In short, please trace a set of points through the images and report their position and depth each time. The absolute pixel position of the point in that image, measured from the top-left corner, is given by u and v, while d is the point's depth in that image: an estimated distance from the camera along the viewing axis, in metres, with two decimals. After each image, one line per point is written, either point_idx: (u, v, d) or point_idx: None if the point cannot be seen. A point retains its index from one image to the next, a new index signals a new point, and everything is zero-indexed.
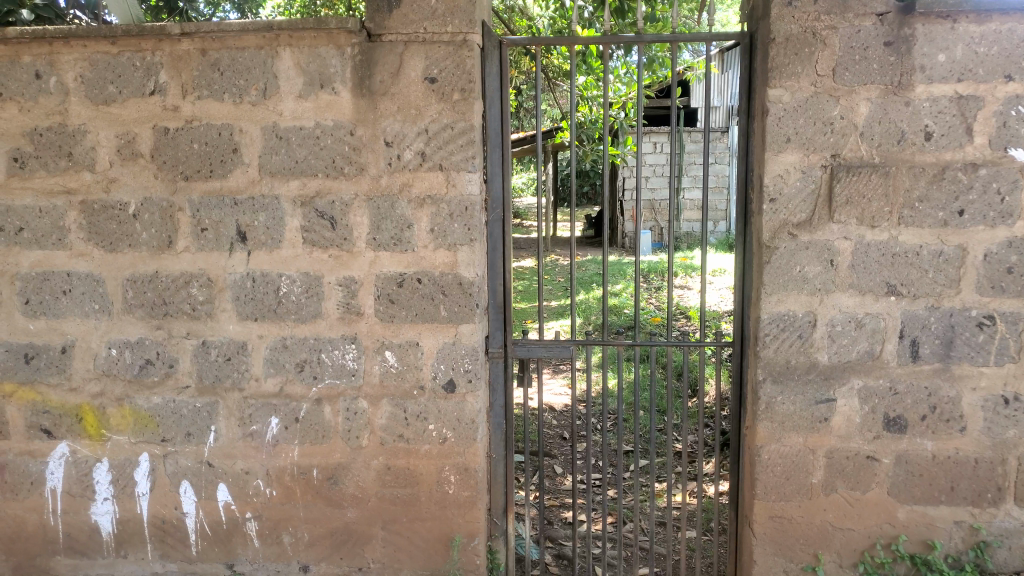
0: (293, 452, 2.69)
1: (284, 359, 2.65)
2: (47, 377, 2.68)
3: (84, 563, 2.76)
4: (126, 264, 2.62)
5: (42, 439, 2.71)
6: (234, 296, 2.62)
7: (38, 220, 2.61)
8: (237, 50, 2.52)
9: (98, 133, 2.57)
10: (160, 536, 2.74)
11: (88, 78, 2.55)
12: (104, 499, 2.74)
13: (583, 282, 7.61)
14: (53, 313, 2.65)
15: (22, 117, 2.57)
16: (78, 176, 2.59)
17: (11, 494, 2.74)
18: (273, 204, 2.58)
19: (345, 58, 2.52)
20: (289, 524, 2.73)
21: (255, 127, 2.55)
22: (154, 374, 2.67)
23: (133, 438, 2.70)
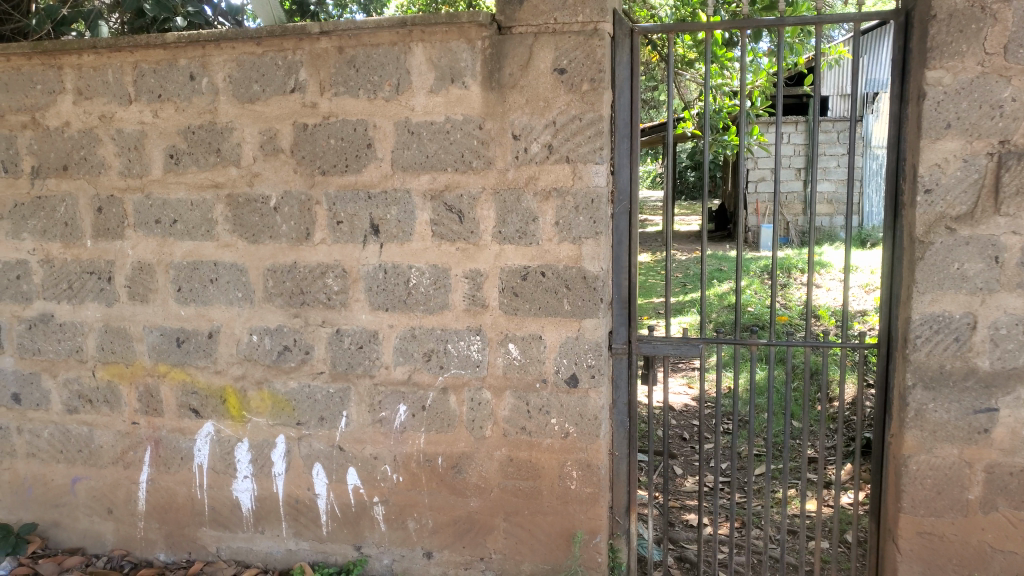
0: (419, 440, 2.74)
1: (413, 349, 2.71)
2: (196, 360, 2.84)
3: (227, 536, 2.93)
4: (267, 254, 2.75)
5: (191, 418, 2.88)
6: (367, 287, 2.70)
7: (189, 213, 2.78)
8: (372, 47, 2.59)
9: (244, 129, 2.71)
10: (294, 515, 2.87)
11: (235, 78, 2.69)
12: (245, 477, 2.88)
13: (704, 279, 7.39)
14: (202, 301, 2.81)
15: (177, 117, 2.74)
16: (226, 171, 2.74)
17: (163, 467, 2.93)
18: (404, 198, 2.64)
19: (476, 52, 2.53)
20: (414, 510, 2.79)
21: (388, 123, 2.62)
22: (291, 360, 2.79)
23: (272, 420, 2.83)
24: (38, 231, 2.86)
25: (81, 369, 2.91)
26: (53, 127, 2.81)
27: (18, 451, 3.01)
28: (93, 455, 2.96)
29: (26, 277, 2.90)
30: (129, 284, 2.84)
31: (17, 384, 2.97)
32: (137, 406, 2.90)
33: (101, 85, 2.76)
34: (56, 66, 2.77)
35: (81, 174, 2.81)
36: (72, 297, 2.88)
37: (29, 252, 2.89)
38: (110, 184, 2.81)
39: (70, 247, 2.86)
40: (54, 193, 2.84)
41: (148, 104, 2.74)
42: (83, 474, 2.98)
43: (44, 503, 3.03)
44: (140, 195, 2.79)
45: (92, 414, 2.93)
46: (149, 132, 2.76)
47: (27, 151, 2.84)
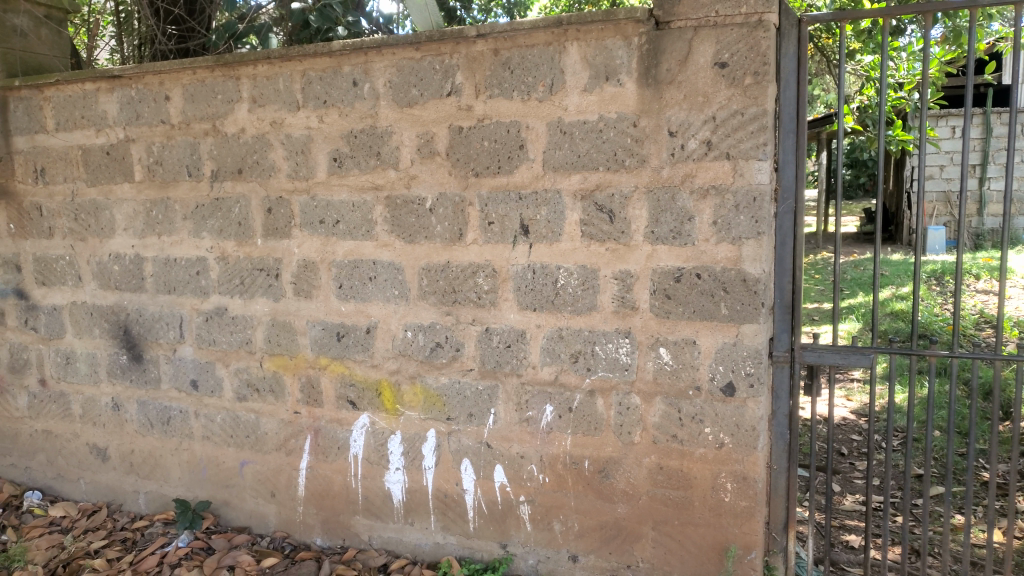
0: (566, 442, 2.73)
1: (560, 349, 2.69)
2: (354, 353, 2.96)
3: (378, 525, 3.03)
4: (422, 254, 2.83)
5: (348, 409, 3.00)
6: (516, 286, 2.72)
7: (350, 214, 2.90)
8: (527, 48, 2.60)
9: (402, 133, 2.79)
10: (442, 508, 2.93)
11: (395, 83, 2.78)
12: (396, 468, 2.97)
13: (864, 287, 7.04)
14: (361, 297, 2.92)
15: (341, 121, 2.86)
16: (385, 174, 2.84)
17: (322, 456, 3.06)
18: (555, 198, 2.63)
19: (632, 49, 2.48)
20: (561, 512, 2.77)
21: (541, 123, 2.62)
22: (443, 356, 2.85)
23: (423, 414, 2.90)
24: (216, 230, 3.07)
25: (251, 360, 3.10)
26: (230, 134, 3.00)
27: (195, 434, 3.23)
28: (259, 441, 3.14)
29: (205, 273, 3.12)
30: (295, 281, 3.00)
31: (195, 371, 3.19)
32: (299, 396, 3.05)
33: (274, 94, 2.92)
34: (235, 77, 2.96)
35: (254, 176, 2.99)
36: (244, 292, 3.07)
37: (208, 249, 3.10)
38: (279, 186, 2.97)
39: (244, 245, 3.05)
40: (231, 195, 3.03)
41: (314, 110, 2.88)
42: (251, 458, 3.16)
43: (217, 483, 3.24)
44: (306, 197, 2.94)
45: (259, 403, 3.11)
46: (315, 137, 2.90)
47: (207, 156, 3.04)
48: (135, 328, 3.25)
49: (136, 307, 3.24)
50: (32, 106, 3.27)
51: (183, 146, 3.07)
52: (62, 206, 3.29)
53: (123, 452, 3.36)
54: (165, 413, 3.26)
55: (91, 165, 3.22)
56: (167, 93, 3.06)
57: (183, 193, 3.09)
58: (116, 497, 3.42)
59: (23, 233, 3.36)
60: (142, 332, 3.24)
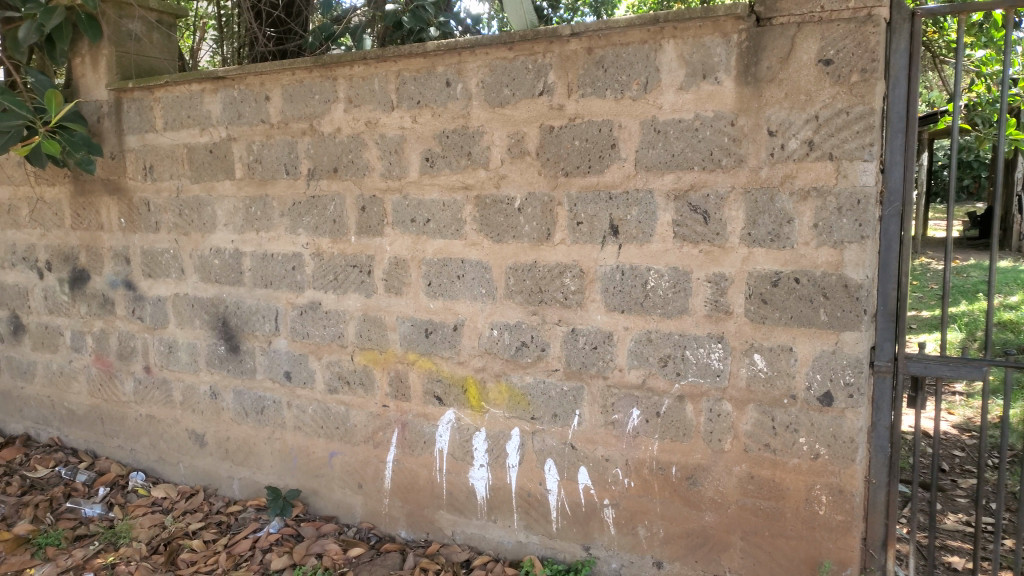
0: (653, 447, 2.69)
1: (649, 353, 2.65)
2: (441, 350, 2.99)
3: (462, 521, 3.06)
4: (510, 253, 2.83)
5: (434, 404, 3.04)
6: (604, 287, 2.69)
7: (441, 213, 2.93)
8: (622, 46, 2.56)
9: (493, 133, 2.80)
10: (525, 508, 2.93)
11: (488, 83, 2.79)
12: (480, 465, 2.98)
13: (968, 296, 6.71)
14: (449, 295, 2.95)
15: (434, 121, 2.89)
16: (475, 173, 2.85)
17: (408, 449, 3.11)
18: (646, 198, 2.59)
19: (731, 46, 2.41)
20: (646, 518, 2.74)
21: (634, 122, 2.58)
22: (528, 356, 2.84)
23: (508, 413, 2.91)
24: (311, 227, 3.16)
25: (342, 353, 3.18)
26: (326, 133, 3.08)
27: (287, 424, 3.34)
28: (348, 432, 3.21)
29: (300, 268, 3.21)
30: (386, 277, 3.06)
31: (289, 363, 3.30)
32: (388, 390, 3.11)
33: (369, 94, 2.98)
34: (332, 78, 3.03)
35: (349, 175, 3.06)
36: (337, 287, 3.15)
37: (303, 245, 3.19)
38: (372, 185, 3.03)
39: (337, 242, 3.13)
40: (326, 193, 3.12)
41: (408, 110, 2.93)
42: (340, 449, 3.24)
43: (306, 472, 3.34)
44: (398, 196, 2.99)
45: (349, 395, 3.19)
46: (408, 137, 2.95)
47: (304, 155, 3.13)
48: (233, 320, 3.38)
49: (235, 300, 3.36)
50: (143, 107, 3.44)
51: (282, 145, 3.17)
52: (169, 202, 3.45)
53: (220, 438, 3.50)
54: (259, 402, 3.38)
55: (195, 162, 3.36)
56: (267, 94, 3.17)
57: (281, 190, 3.20)
58: (212, 481, 3.57)
59: (132, 227, 3.54)
60: (240, 324, 3.36)
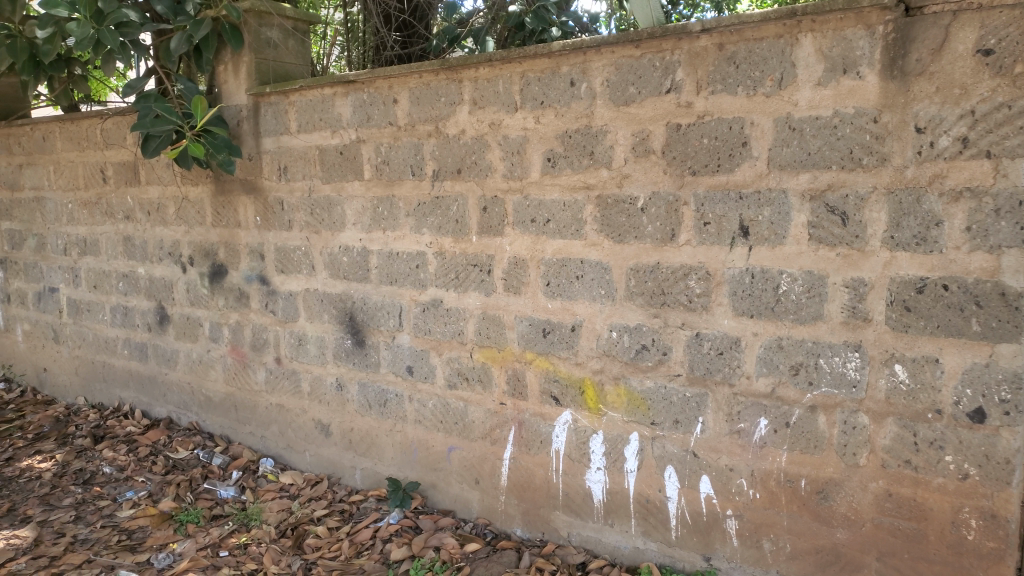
0: (781, 458, 2.58)
1: (778, 361, 2.55)
2: (559, 350, 2.98)
3: (578, 523, 3.04)
4: (632, 254, 2.78)
5: (551, 404, 3.03)
6: (732, 290, 2.60)
7: (561, 213, 2.92)
8: (756, 42, 2.47)
9: (617, 132, 2.76)
10: (644, 514, 2.89)
11: (613, 82, 2.75)
12: (598, 468, 2.96)
13: None
14: (568, 295, 2.94)
15: (557, 121, 2.89)
16: (597, 173, 2.82)
17: (525, 448, 3.12)
18: (779, 198, 2.49)
19: (875, 38, 2.28)
20: (771, 531, 2.63)
21: (767, 120, 2.49)
22: (649, 359, 2.79)
23: (626, 417, 2.86)
24: (435, 226, 3.23)
25: (462, 350, 3.23)
26: (451, 135, 3.14)
27: (407, 417, 3.43)
28: (466, 428, 3.26)
29: (423, 266, 3.29)
30: (506, 277, 3.08)
31: (411, 358, 3.38)
32: (506, 388, 3.14)
33: (493, 95, 3.01)
34: (457, 80, 3.08)
35: (472, 176, 3.11)
36: (458, 286, 3.20)
37: (427, 244, 3.27)
38: (494, 186, 3.06)
39: (459, 241, 3.18)
40: (449, 194, 3.17)
41: (531, 111, 2.94)
42: (458, 444, 3.30)
43: (425, 465, 3.41)
44: (520, 196, 3.00)
45: (468, 391, 3.24)
46: (531, 137, 2.95)
47: (429, 156, 3.21)
48: (359, 315, 3.50)
49: (361, 296, 3.48)
50: (279, 111, 3.61)
51: (408, 147, 3.25)
52: (300, 202, 3.61)
53: (343, 429, 3.64)
54: (381, 395, 3.49)
55: (326, 164, 3.50)
56: (395, 97, 3.26)
57: (406, 191, 3.28)
58: (335, 470, 3.71)
59: (267, 225, 3.73)
60: (365, 319, 3.48)
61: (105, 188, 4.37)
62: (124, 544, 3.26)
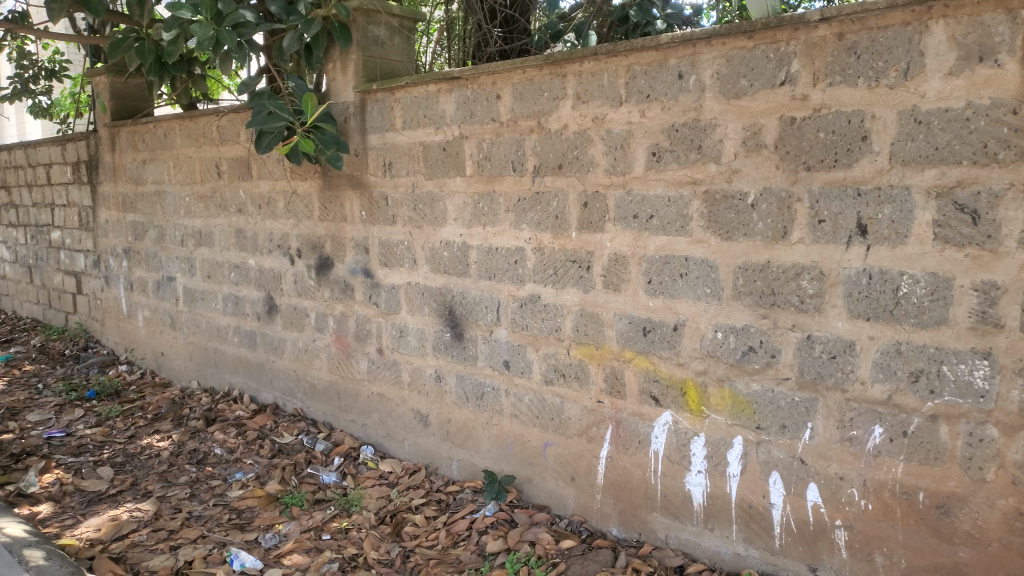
0: (897, 469, 2.45)
1: (897, 366, 2.42)
2: (660, 350, 2.93)
3: (676, 526, 2.98)
4: (740, 252, 2.70)
5: (651, 404, 2.98)
6: (847, 292, 2.49)
7: (666, 209, 2.86)
8: (880, 30, 2.34)
9: (727, 126, 2.69)
10: (746, 520, 2.80)
11: (723, 74, 2.67)
12: (698, 471, 2.89)
13: None
14: (671, 294, 2.88)
15: (663, 115, 2.83)
16: (705, 168, 2.75)
17: (622, 448, 3.08)
18: (902, 195, 2.36)
19: (1017, 23, 2.11)
20: (884, 545, 2.51)
21: (891, 112, 2.36)
22: (755, 362, 2.70)
23: (730, 420, 2.79)
24: (535, 222, 3.23)
25: (559, 346, 3.22)
26: (553, 130, 3.12)
27: (504, 411, 3.45)
28: (563, 424, 3.25)
29: (522, 262, 3.29)
30: (606, 273, 3.05)
31: (508, 353, 3.40)
32: (604, 386, 3.11)
33: (597, 90, 2.98)
34: (562, 74, 3.07)
35: (573, 171, 3.09)
36: (557, 282, 3.19)
37: (526, 240, 3.27)
38: (596, 181, 3.03)
39: (559, 237, 3.16)
40: (550, 189, 3.16)
41: (637, 105, 2.89)
42: (554, 440, 3.29)
43: (521, 460, 3.43)
44: (622, 191, 2.96)
45: (565, 388, 3.22)
46: (635, 131, 2.91)
47: (531, 152, 3.21)
48: (458, 309, 3.55)
49: (460, 290, 3.53)
50: (384, 108, 3.69)
51: (510, 143, 3.27)
52: (404, 197, 3.68)
53: (441, 420, 3.69)
54: (479, 389, 3.52)
55: (429, 160, 3.56)
56: (498, 92, 3.27)
57: (507, 186, 3.30)
58: (432, 461, 3.78)
59: (371, 219, 3.83)
60: (464, 313, 3.52)
61: (220, 182, 4.59)
62: (235, 523, 3.43)
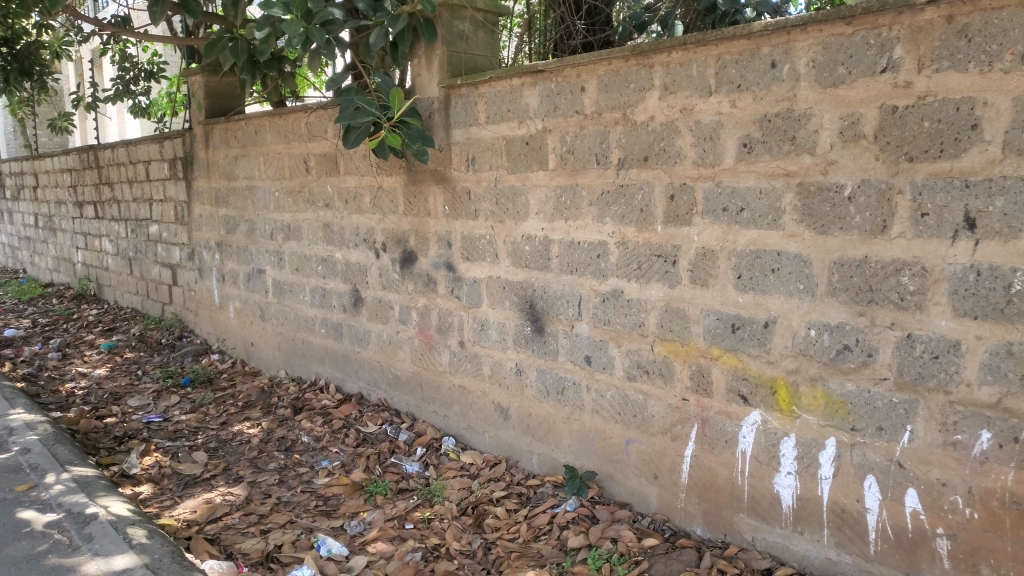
0: (1006, 476, 2.31)
1: (1007, 368, 2.28)
2: (749, 347, 2.86)
3: (764, 528, 2.91)
4: (836, 247, 2.60)
5: (739, 403, 2.91)
6: (952, 289, 2.36)
7: (757, 202, 2.78)
8: (994, 11, 2.20)
9: (823, 116, 2.59)
10: (838, 524, 2.70)
11: (820, 62, 2.57)
12: (787, 473, 2.81)
13: None
14: (761, 290, 2.80)
15: (754, 105, 2.75)
16: (799, 159, 2.66)
17: (708, 446, 3.02)
18: (1016, 186, 2.22)
19: None
20: (991, 556, 2.37)
21: (1004, 98, 2.22)
22: (851, 360, 2.60)
23: (822, 421, 2.69)
24: (618, 216, 3.19)
25: (642, 342, 3.18)
26: (639, 122, 3.08)
27: (585, 406, 3.43)
28: (646, 422, 3.21)
29: (605, 256, 3.26)
30: (693, 268, 2.99)
31: (590, 348, 3.38)
32: (689, 383, 3.05)
33: (686, 80, 2.92)
34: (648, 65, 3.02)
35: (659, 164, 3.04)
36: (641, 277, 3.15)
37: (609, 234, 3.23)
38: (683, 173, 2.97)
39: (644, 231, 3.11)
40: (635, 182, 3.12)
41: (727, 95, 2.82)
42: (636, 437, 3.25)
43: (603, 456, 3.40)
44: (711, 184, 2.90)
45: (648, 384, 3.18)
46: (725, 122, 2.83)
47: (616, 144, 3.17)
48: (539, 303, 3.54)
49: (542, 284, 3.52)
50: (468, 103, 3.72)
51: (594, 135, 3.24)
52: (487, 191, 3.70)
53: (522, 414, 3.70)
54: (560, 383, 3.51)
55: (512, 154, 3.57)
56: (583, 85, 3.25)
57: (591, 180, 3.27)
58: (513, 454, 3.80)
59: (454, 214, 3.87)
60: (546, 308, 3.52)
61: (308, 177, 4.72)
62: (321, 509, 3.53)
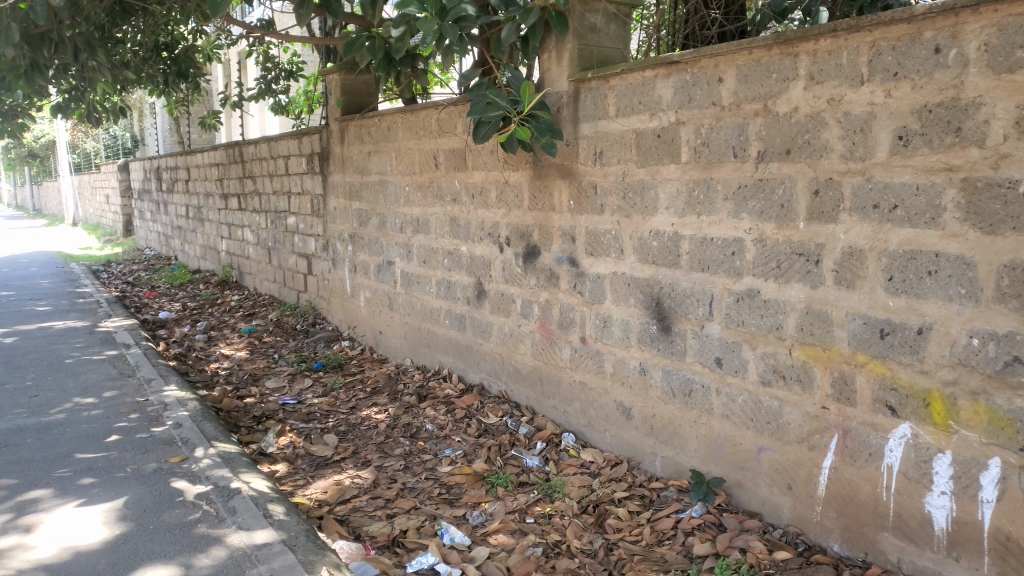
0: None
1: None
2: (900, 354, 2.65)
3: (912, 550, 2.69)
4: (1006, 248, 2.36)
5: (886, 415, 2.71)
6: None
7: (913, 198, 2.57)
8: None
9: (995, 104, 2.35)
10: (1001, 553, 2.45)
11: (994, 46, 2.33)
12: (941, 492, 2.58)
13: None
14: (916, 293, 2.59)
15: (913, 95, 2.54)
16: (964, 152, 2.43)
17: (849, 459, 2.83)
18: None
19: None
20: None
21: None
22: (1021, 374, 2.36)
23: (985, 438, 2.45)
24: (756, 212, 3.04)
25: (780, 346, 3.03)
26: (782, 113, 2.92)
27: (714, 410, 3.31)
28: (780, 429, 3.05)
29: (740, 254, 3.12)
30: (837, 268, 2.81)
31: (721, 350, 3.25)
32: (830, 391, 2.87)
33: (835, 69, 2.74)
34: (793, 54, 2.86)
35: (803, 157, 2.87)
36: (780, 276, 3.00)
37: (745, 230, 3.09)
38: (830, 167, 2.80)
39: (784, 228, 2.96)
40: (776, 176, 2.96)
41: (882, 84, 2.62)
42: (769, 445, 3.10)
43: (732, 462, 3.27)
44: (861, 179, 2.71)
45: (784, 391, 3.02)
46: (879, 113, 2.64)
47: (755, 137, 3.02)
48: (667, 301, 3.45)
49: (670, 282, 3.42)
50: (598, 96, 3.67)
51: (732, 128, 3.10)
52: (615, 185, 3.63)
53: (646, 414, 3.62)
54: (687, 384, 3.40)
55: (643, 147, 3.48)
56: (721, 76, 3.12)
57: (727, 174, 3.14)
58: (635, 454, 3.72)
59: (579, 209, 3.82)
60: (674, 306, 3.42)
61: (437, 172, 4.81)
62: (444, 497, 3.59)
